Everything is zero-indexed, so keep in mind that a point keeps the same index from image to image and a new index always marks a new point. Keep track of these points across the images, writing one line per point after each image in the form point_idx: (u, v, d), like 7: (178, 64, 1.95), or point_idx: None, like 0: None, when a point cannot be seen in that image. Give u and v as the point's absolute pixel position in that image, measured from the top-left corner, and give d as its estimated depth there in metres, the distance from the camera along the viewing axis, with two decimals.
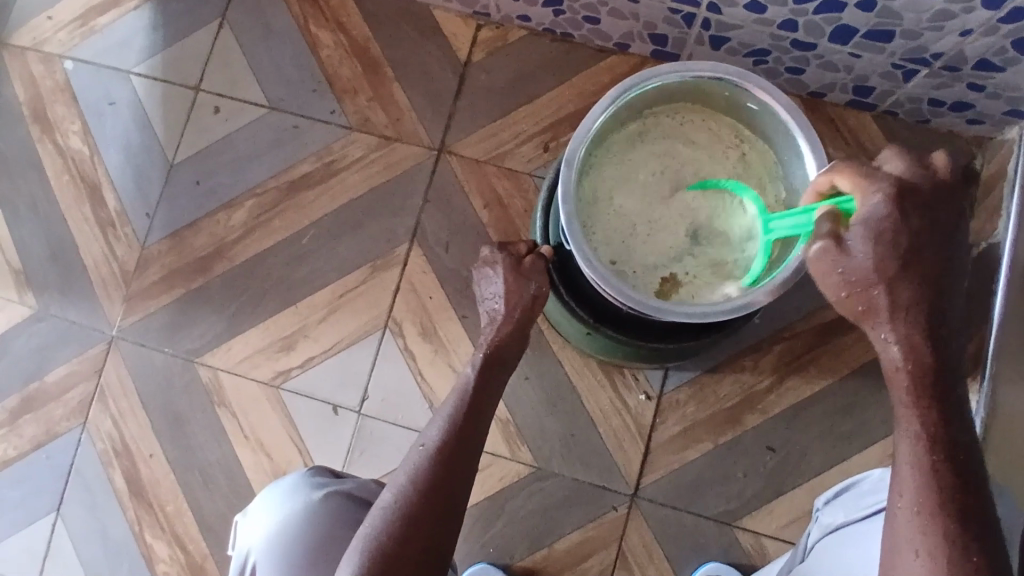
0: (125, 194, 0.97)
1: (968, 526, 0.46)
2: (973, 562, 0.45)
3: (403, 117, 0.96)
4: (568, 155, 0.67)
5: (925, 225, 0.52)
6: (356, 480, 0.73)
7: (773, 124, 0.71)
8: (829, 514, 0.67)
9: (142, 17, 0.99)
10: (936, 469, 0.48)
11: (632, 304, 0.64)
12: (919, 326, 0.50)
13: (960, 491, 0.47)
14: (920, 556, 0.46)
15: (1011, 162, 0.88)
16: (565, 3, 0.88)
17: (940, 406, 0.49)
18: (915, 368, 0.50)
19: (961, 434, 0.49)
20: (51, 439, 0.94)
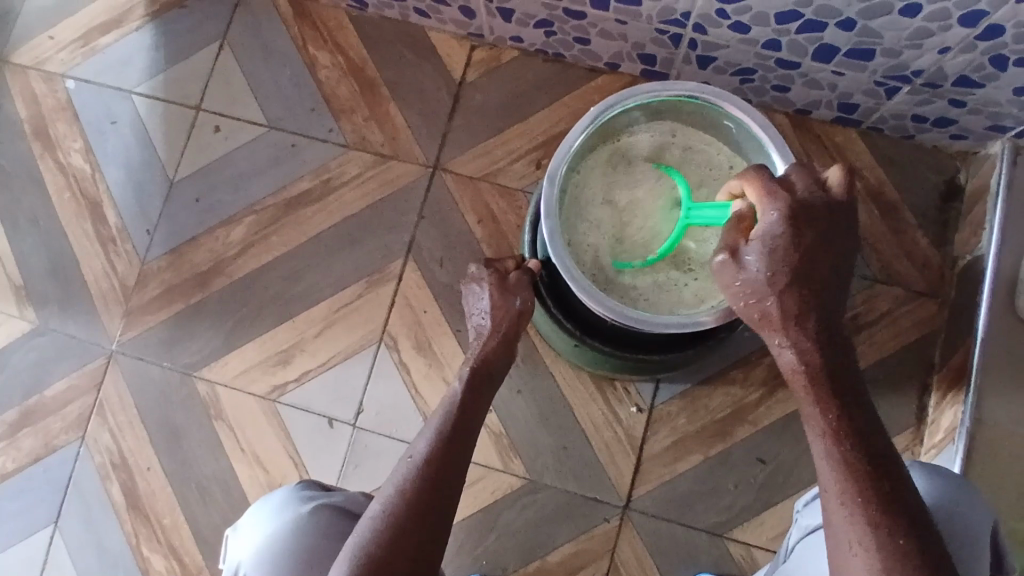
0: (125, 211, 0.99)
1: (890, 509, 0.50)
2: (900, 544, 0.48)
3: (398, 135, 0.99)
4: (551, 171, 0.69)
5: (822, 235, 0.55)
6: (345, 493, 0.74)
7: (752, 141, 0.73)
8: (809, 515, 0.67)
9: (143, 38, 1.02)
10: (849, 462, 0.51)
11: (614, 315, 0.66)
12: (806, 331, 0.54)
13: (875, 478, 0.51)
14: (855, 548, 0.50)
15: (992, 176, 0.89)
16: (556, 25, 0.90)
17: (839, 403, 0.53)
18: (807, 370, 0.53)
19: None
20: (49, 452, 0.95)
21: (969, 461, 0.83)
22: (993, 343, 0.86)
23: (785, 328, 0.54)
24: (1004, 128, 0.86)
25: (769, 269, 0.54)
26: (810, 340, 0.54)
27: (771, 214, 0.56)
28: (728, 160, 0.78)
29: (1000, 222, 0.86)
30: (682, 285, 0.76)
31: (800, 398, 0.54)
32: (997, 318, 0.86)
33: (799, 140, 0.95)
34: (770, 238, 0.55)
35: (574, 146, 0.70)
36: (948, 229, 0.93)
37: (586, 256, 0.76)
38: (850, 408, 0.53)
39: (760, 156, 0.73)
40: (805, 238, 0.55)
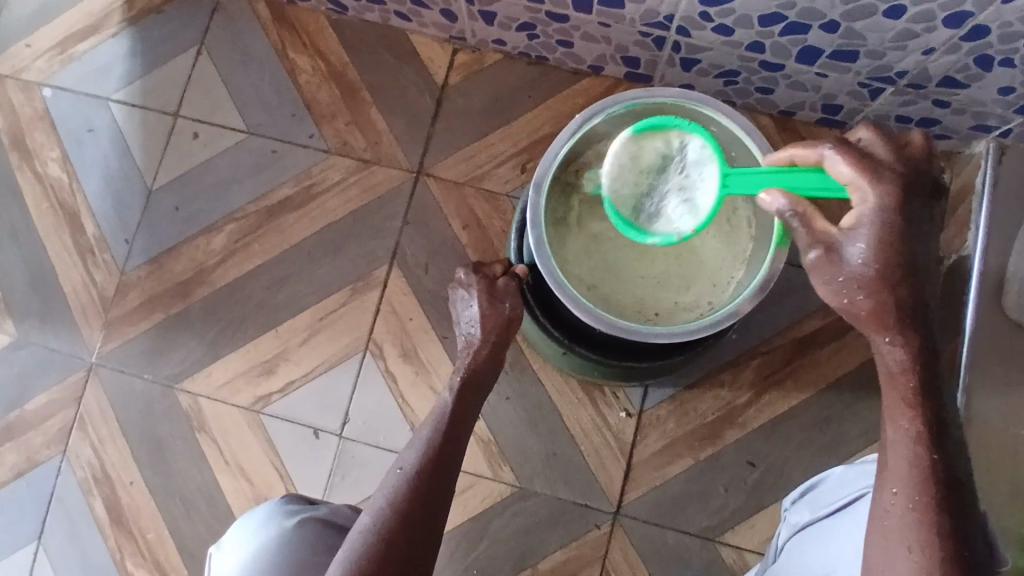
0: (104, 220, 0.97)
1: (959, 518, 0.48)
2: (963, 556, 0.46)
3: (380, 140, 0.97)
4: (536, 179, 0.69)
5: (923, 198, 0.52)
6: (330, 504, 0.73)
7: (736, 144, 0.73)
8: (797, 512, 0.67)
9: (120, 44, 1.00)
10: (931, 467, 0.49)
11: (603, 325, 0.65)
12: (915, 330, 0.51)
13: (951, 489, 0.49)
14: (912, 551, 0.48)
15: (977, 176, 0.90)
16: (538, 28, 0.89)
17: (932, 407, 0.50)
18: (909, 369, 0.51)
19: (952, 433, 0.50)
20: (31, 467, 0.93)
21: None
22: (981, 342, 0.85)
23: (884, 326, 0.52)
24: (988, 127, 0.86)
25: (875, 261, 0.51)
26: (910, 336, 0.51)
27: (865, 200, 0.51)
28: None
29: (985, 224, 0.88)
30: (665, 295, 0.75)
31: (894, 397, 0.51)
32: (984, 316, 0.86)
33: (784, 141, 0.95)
34: (876, 227, 0.51)
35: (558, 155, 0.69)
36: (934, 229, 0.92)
37: (569, 262, 0.75)
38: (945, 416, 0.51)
39: (746, 160, 0.73)
40: (907, 217, 0.51)
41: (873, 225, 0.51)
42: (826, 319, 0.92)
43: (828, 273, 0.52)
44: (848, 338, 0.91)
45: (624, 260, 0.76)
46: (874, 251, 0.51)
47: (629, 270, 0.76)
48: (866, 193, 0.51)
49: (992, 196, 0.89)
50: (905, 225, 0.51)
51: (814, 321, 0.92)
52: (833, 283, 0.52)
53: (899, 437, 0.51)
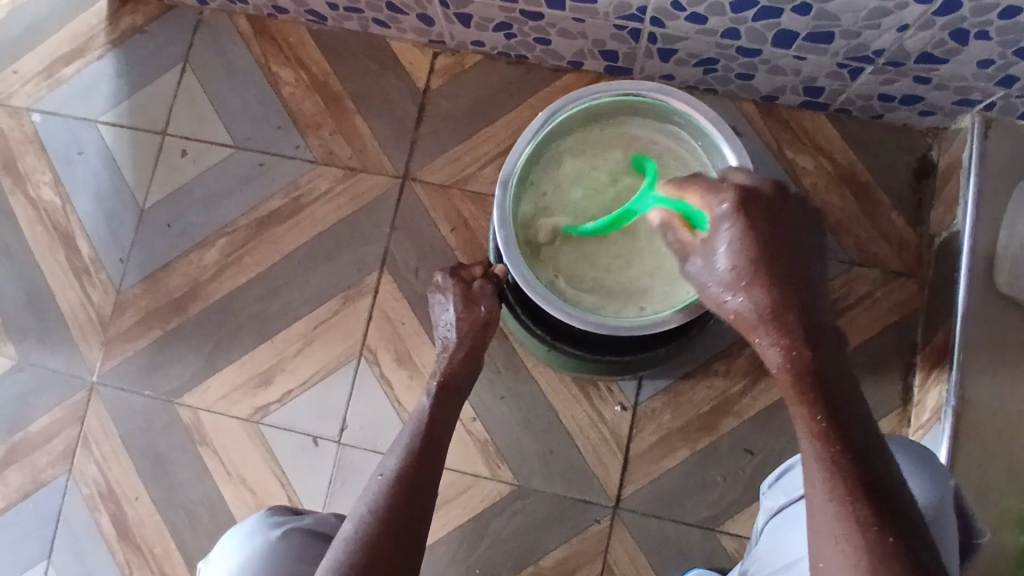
0: (98, 240, 0.99)
1: (877, 508, 0.49)
2: (889, 543, 0.48)
3: (365, 147, 0.98)
4: (502, 177, 0.69)
5: (773, 213, 0.56)
6: (317, 514, 0.73)
7: (701, 135, 0.74)
8: (772, 496, 0.65)
9: (105, 65, 1.02)
10: (840, 469, 0.50)
11: (574, 322, 0.65)
12: (793, 329, 0.53)
13: (865, 482, 0.50)
14: (839, 542, 0.49)
15: (964, 151, 0.88)
16: (515, 27, 0.90)
17: (825, 406, 0.52)
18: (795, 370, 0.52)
19: (849, 424, 0.52)
20: (37, 487, 0.94)
21: (957, 439, 0.82)
22: (975, 319, 0.85)
23: (767, 323, 0.53)
24: (972, 102, 0.85)
25: (734, 263, 0.54)
26: (790, 337, 0.52)
27: (720, 206, 0.56)
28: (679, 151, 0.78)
29: (973, 199, 0.85)
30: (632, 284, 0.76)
31: (789, 399, 0.53)
32: (977, 293, 0.85)
33: (768, 127, 0.94)
34: (736, 235, 0.55)
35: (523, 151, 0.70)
36: (923, 207, 0.93)
37: (540, 258, 0.77)
38: (840, 407, 0.52)
39: (716, 148, 0.73)
40: (761, 229, 0.55)
41: (731, 225, 0.55)
42: None
43: (704, 293, 0.57)
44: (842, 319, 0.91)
45: (599, 259, 0.77)
46: (738, 251, 0.54)
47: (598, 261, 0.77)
48: (732, 210, 0.55)
49: (979, 170, 0.86)
50: (760, 228, 0.55)
51: None
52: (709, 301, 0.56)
53: (803, 436, 0.52)
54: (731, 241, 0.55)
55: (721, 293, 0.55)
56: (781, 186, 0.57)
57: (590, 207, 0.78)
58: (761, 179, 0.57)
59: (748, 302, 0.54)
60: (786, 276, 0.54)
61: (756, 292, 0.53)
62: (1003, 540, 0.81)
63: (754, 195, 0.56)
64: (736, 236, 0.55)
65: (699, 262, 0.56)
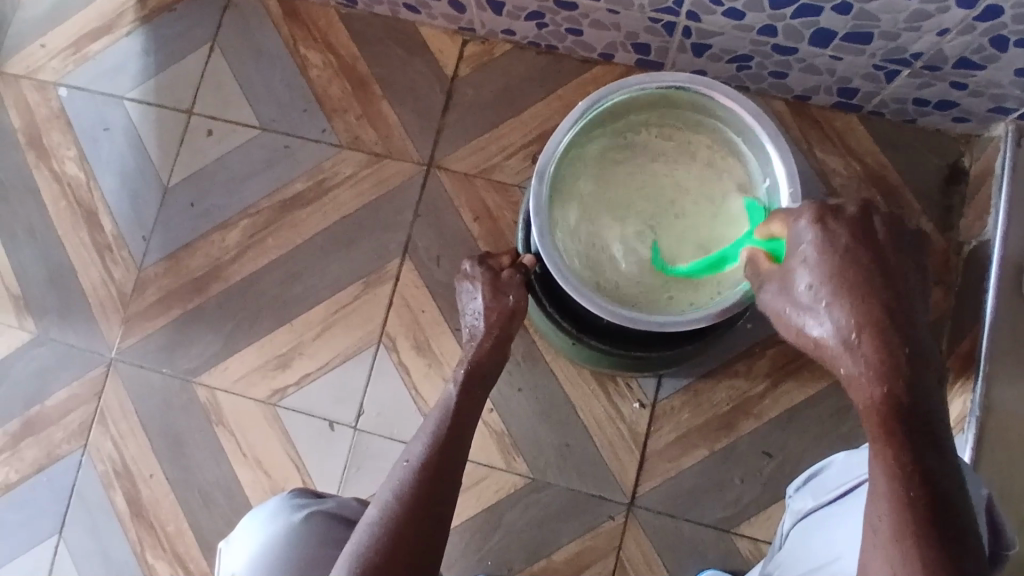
0: (121, 218, 0.99)
1: (945, 541, 0.46)
2: None
3: (391, 134, 0.97)
4: (540, 166, 0.68)
5: (867, 241, 0.55)
6: (339, 499, 0.73)
7: (744, 130, 0.73)
8: (800, 500, 0.65)
9: (134, 43, 1.01)
10: (909, 504, 0.47)
11: (606, 314, 0.65)
12: (885, 355, 0.51)
13: (935, 520, 0.47)
14: None
15: (996, 159, 0.87)
16: (547, 17, 0.89)
17: (909, 438, 0.49)
18: (882, 398, 0.50)
19: (931, 461, 0.48)
20: (53, 462, 0.95)
21: (980, 450, 0.81)
22: (1003, 328, 0.83)
23: (857, 349, 0.52)
24: (1007, 109, 0.84)
25: (812, 283, 0.54)
26: (878, 364, 0.50)
27: (802, 225, 0.56)
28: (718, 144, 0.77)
29: (1005, 206, 0.85)
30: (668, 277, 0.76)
31: (870, 432, 0.50)
32: (1005, 302, 0.84)
33: (799, 127, 0.93)
34: (816, 254, 0.55)
35: (563, 140, 0.69)
36: (953, 213, 0.91)
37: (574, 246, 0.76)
38: (926, 445, 0.49)
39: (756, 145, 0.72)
40: (854, 255, 0.54)
41: (813, 245, 0.55)
42: None
43: (780, 317, 0.57)
44: None
45: (630, 252, 0.76)
46: (816, 271, 0.54)
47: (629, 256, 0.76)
48: (810, 234, 0.56)
49: (1012, 177, 0.85)
50: (847, 250, 0.54)
51: None
52: (787, 327, 0.57)
53: (878, 470, 0.49)
54: (809, 261, 0.55)
55: (804, 318, 0.55)
56: (869, 210, 0.56)
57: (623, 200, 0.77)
58: (849, 200, 0.57)
59: (830, 325, 0.53)
60: (876, 301, 0.52)
61: (838, 314, 0.53)
62: None
63: (845, 220, 0.55)
64: (815, 257, 0.55)
65: (775, 286, 0.58)
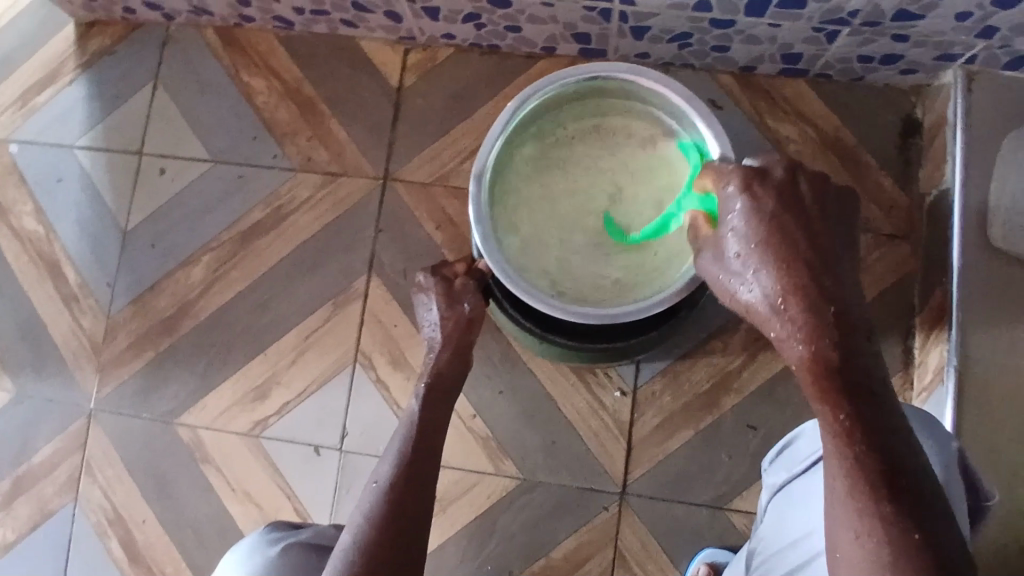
0: (84, 266, 0.98)
1: (893, 489, 0.47)
2: (915, 538, 0.45)
3: (343, 151, 0.97)
4: (475, 173, 0.68)
5: (791, 203, 0.55)
6: (316, 527, 0.73)
7: (677, 111, 0.73)
8: (773, 473, 0.64)
9: (78, 90, 1.01)
10: (859, 462, 0.47)
11: (556, 311, 0.65)
12: (814, 317, 0.51)
13: (889, 474, 0.47)
14: (861, 539, 0.47)
15: (948, 108, 0.86)
16: (483, 17, 0.88)
17: (848, 396, 0.49)
18: (816, 359, 0.51)
19: (871, 415, 0.49)
20: (45, 517, 0.94)
21: (961, 399, 0.80)
22: (972, 275, 0.83)
23: (790, 313, 0.52)
24: (953, 56, 0.83)
25: (742, 250, 0.55)
26: (807, 323, 0.51)
27: (728, 190, 0.57)
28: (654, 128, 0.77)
29: (961, 153, 0.84)
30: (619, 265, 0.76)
31: (809, 392, 0.51)
32: (971, 248, 0.83)
33: (748, 99, 0.93)
34: (744, 219, 0.56)
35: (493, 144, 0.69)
36: (911, 167, 0.91)
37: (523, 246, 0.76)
38: (864, 395, 0.49)
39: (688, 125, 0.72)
40: (779, 219, 0.55)
41: (739, 213, 0.56)
42: None
43: (717, 286, 0.58)
44: None
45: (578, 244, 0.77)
46: (745, 236, 0.55)
47: (576, 250, 0.76)
48: (736, 201, 0.56)
49: (965, 124, 0.85)
50: (774, 215, 0.55)
51: None
52: (726, 295, 0.58)
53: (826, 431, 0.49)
54: (736, 227, 0.56)
55: (734, 283, 0.56)
56: (793, 171, 0.56)
57: (563, 194, 0.78)
58: (772, 161, 0.57)
59: (761, 290, 0.54)
60: (803, 264, 0.53)
61: (768, 278, 0.53)
62: (1019, 497, 0.79)
63: (769, 186, 0.56)
64: (741, 223, 0.56)
65: (710, 253, 0.59)
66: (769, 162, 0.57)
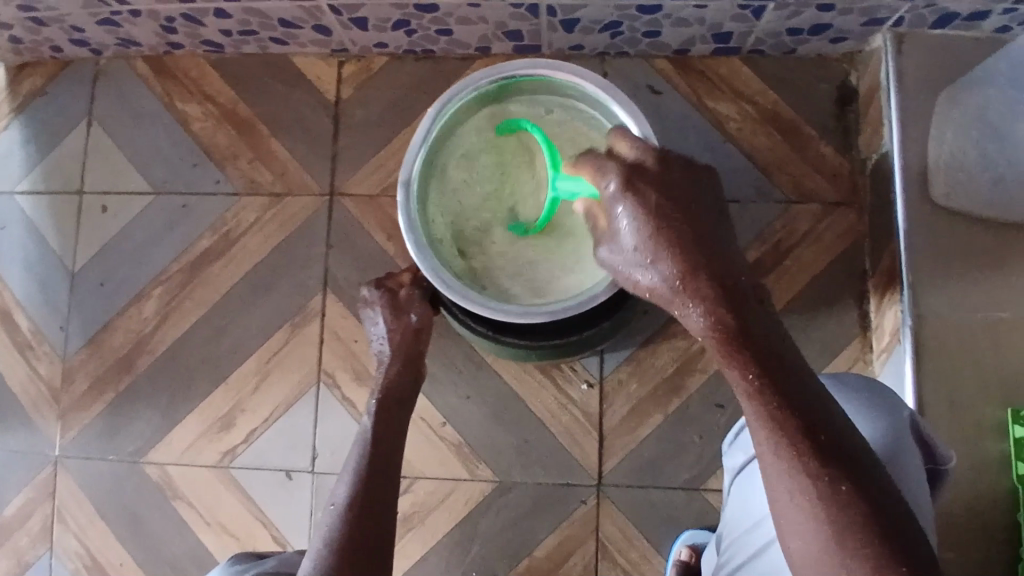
0: (36, 312, 0.96)
1: (824, 458, 0.47)
2: (843, 490, 0.46)
3: (287, 170, 0.96)
4: (402, 183, 0.69)
5: (672, 187, 0.53)
6: (278, 558, 0.71)
7: (597, 102, 0.74)
8: (733, 456, 0.65)
9: (13, 133, 0.99)
10: (779, 421, 0.48)
11: (493, 312, 0.65)
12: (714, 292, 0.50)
13: (807, 431, 0.48)
14: (795, 495, 0.47)
15: (881, 72, 0.87)
16: (412, 23, 0.88)
17: (756, 360, 0.49)
18: (721, 331, 0.50)
19: (782, 374, 0.49)
20: (22, 570, 0.93)
21: (919, 358, 0.81)
22: (919, 234, 0.84)
23: (691, 293, 0.51)
24: (881, 20, 0.84)
25: (639, 243, 0.52)
26: (710, 301, 0.50)
27: (610, 187, 0.54)
28: (578, 119, 0.78)
29: (896, 116, 0.85)
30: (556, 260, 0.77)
31: (718, 361, 0.51)
32: (915, 208, 0.84)
33: (685, 81, 0.93)
34: (632, 211, 0.52)
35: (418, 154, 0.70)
36: (851, 133, 0.92)
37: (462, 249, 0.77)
38: (775, 365, 0.49)
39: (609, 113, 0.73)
40: (669, 205, 0.52)
41: (625, 204, 0.53)
42: (763, 248, 0.91)
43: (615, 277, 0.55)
44: (790, 258, 0.91)
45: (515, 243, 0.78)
46: (638, 227, 0.52)
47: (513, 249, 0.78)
48: (621, 195, 0.53)
49: (898, 86, 0.85)
50: (661, 202, 0.52)
51: (752, 253, 0.91)
52: (622, 282, 0.55)
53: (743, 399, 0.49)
54: (627, 218, 0.52)
55: (634, 273, 0.53)
56: (664, 155, 0.55)
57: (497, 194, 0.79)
58: (643, 153, 0.55)
59: (660, 275, 0.51)
60: (697, 240, 0.51)
61: (663, 267, 0.51)
62: (984, 448, 0.80)
63: (647, 174, 0.53)
64: (633, 215, 0.52)
65: (606, 248, 0.55)
66: (642, 152, 0.55)
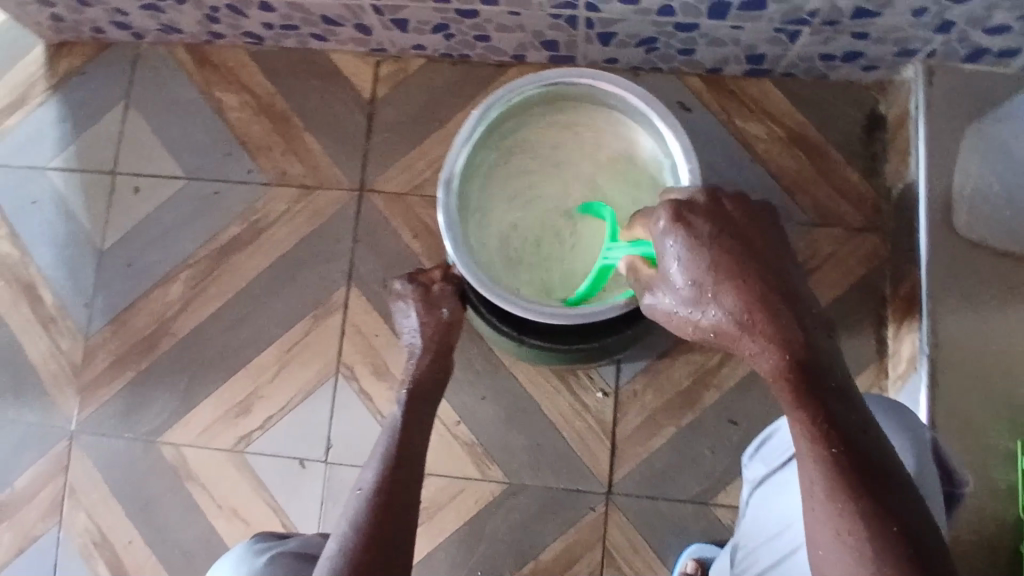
0: (61, 288, 0.98)
1: (874, 496, 0.48)
2: (894, 531, 0.47)
3: (318, 164, 0.97)
4: (444, 179, 0.69)
5: (727, 228, 0.55)
6: (300, 538, 0.73)
7: (634, 114, 0.75)
8: (752, 468, 0.66)
9: (50, 111, 1.00)
10: (836, 464, 0.49)
11: (523, 310, 0.67)
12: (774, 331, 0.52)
13: (861, 470, 0.49)
14: (842, 535, 0.48)
15: (911, 103, 0.88)
16: (452, 27, 0.89)
17: (817, 398, 0.50)
18: (783, 372, 0.51)
19: (838, 413, 0.50)
20: (30, 543, 0.93)
21: (934, 386, 0.82)
22: (940, 264, 0.85)
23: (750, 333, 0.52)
24: (913, 51, 0.85)
25: (692, 279, 0.54)
26: (771, 338, 0.52)
27: (660, 225, 0.56)
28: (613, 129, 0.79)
29: (924, 146, 0.86)
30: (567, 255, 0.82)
31: (782, 401, 0.51)
32: (938, 238, 0.85)
33: (716, 100, 0.95)
34: (686, 248, 0.54)
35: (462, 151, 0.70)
36: (876, 161, 0.93)
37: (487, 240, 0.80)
38: (835, 399, 0.51)
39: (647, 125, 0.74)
40: (722, 242, 0.55)
41: (678, 242, 0.55)
42: None
43: (670, 319, 0.57)
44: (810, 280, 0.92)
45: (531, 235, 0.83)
46: (692, 266, 0.54)
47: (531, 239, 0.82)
48: (674, 233, 0.55)
49: (927, 117, 0.86)
50: (715, 241, 0.54)
51: None
52: (677, 323, 0.57)
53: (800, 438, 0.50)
54: (680, 259, 0.55)
55: (689, 313, 0.55)
56: (716, 194, 0.57)
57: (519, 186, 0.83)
58: (695, 191, 0.58)
59: (719, 314, 0.53)
60: (754, 281, 0.53)
61: (721, 307, 0.53)
62: (994, 479, 0.81)
63: (700, 213, 0.56)
64: (685, 254, 0.55)
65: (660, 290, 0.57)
66: (697, 193, 0.57)
